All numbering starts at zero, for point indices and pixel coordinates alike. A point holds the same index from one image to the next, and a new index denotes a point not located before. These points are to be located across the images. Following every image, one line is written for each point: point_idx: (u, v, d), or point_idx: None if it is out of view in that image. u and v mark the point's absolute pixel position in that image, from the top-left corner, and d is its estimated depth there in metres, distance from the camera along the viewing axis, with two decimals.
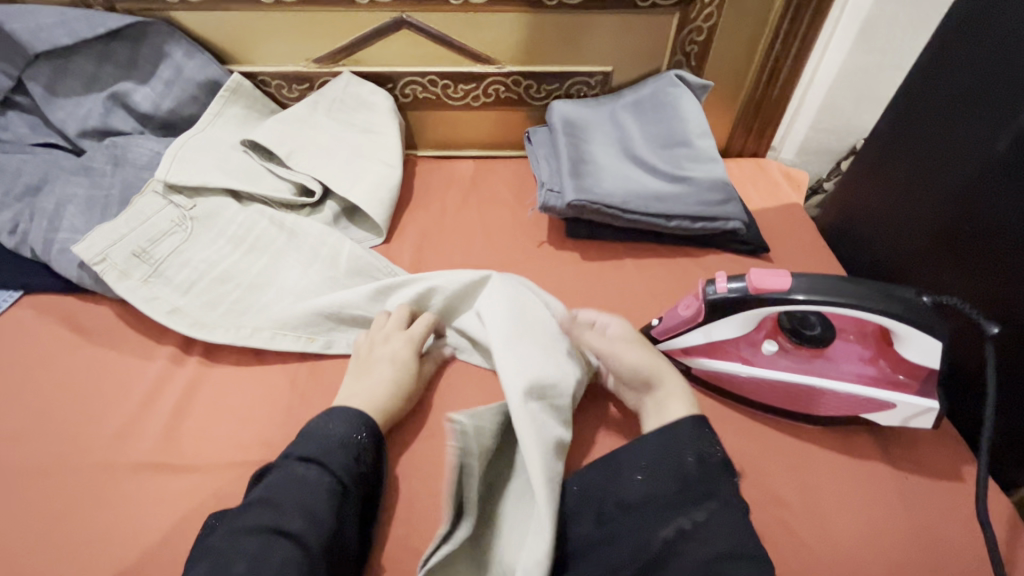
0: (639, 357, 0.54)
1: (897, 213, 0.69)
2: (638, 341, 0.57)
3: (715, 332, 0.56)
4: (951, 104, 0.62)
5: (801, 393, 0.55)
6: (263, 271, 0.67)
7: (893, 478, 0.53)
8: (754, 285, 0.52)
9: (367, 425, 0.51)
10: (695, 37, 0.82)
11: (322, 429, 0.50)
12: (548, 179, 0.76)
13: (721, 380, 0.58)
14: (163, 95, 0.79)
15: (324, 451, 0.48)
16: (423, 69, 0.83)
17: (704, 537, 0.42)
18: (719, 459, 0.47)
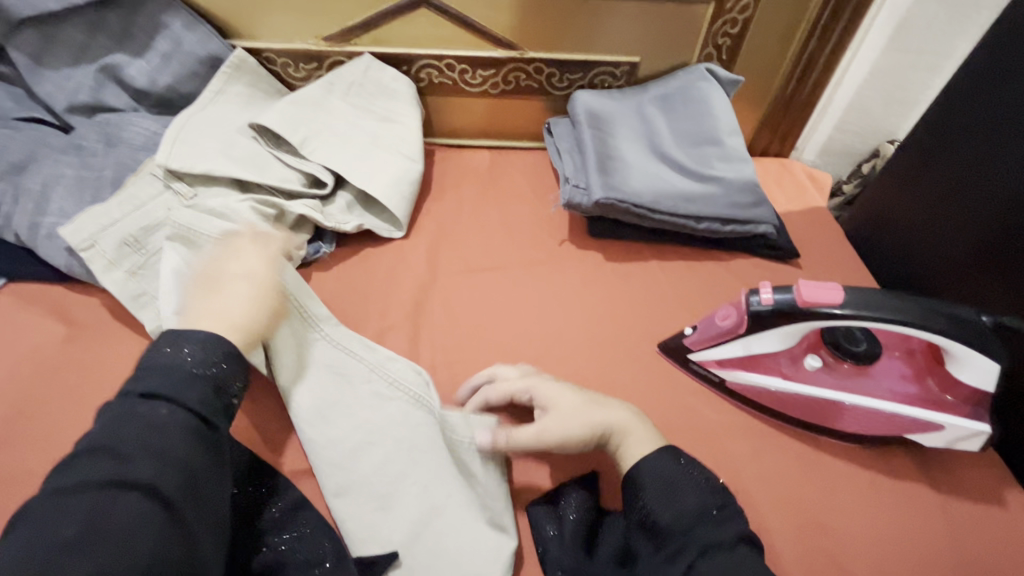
0: (592, 414, 0.49)
1: (934, 222, 0.67)
2: (586, 396, 0.51)
3: (755, 345, 0.54)
4: (1000, 112, 0.60)
5: (844, 411, 0.53)
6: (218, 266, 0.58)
7: (936, 504, 0.51)
8: (803, 298, 0.49)
9: (224, 353, 0.44)
10: (729, 29, 0.78)
11: (163, 359, 0.43)
12: (572, 174, 0.72)
13: (759, 395, 0.55)
14: (160, 70, 0.74)
15: (178, 389, 0.41)
16: (440, 52, 0.78)
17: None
18: (695, 500, 0.44)
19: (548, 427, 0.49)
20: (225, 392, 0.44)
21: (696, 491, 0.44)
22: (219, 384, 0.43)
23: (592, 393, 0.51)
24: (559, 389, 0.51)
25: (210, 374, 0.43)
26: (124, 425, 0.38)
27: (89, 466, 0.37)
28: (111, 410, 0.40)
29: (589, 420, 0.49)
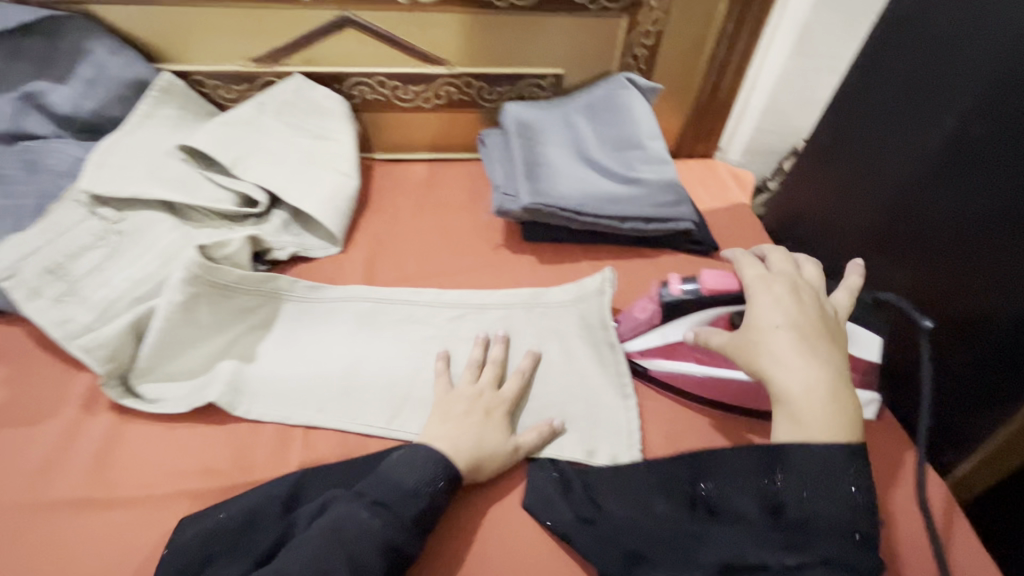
0: (802, 349, 0.46)
1: (837, 212, 0.73)
2: (817, 331, 0.47)
3: (671, 332, 0.60)
4: (883, 109, 0.65)
5: (752, 388, 0.57)
6: (181, 293, 0.56)
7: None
8: (707, 286, 0.55)
9: (443, 471, 0.49)
10: (643, 40, 0.82)
11: (396, 473, 0.48)
12: (503, 183, 0.75)
13: (679, 380, 0.60)
14: (85, 95, 0.73)
15: (396, 502, 0.46)
16: (371, 70, 0.80)
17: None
18: (841, 512, 0.41)
19: (767, 336, 0.47)
20: (434, 502, 0.48)
21: (845, 495, 0.42)
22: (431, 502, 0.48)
23: (832, 339, 0.48)
24: (802, 316, 0.48)
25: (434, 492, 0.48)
26: (340, 537, 0.43)
27: (308, 535, 0.44)
28: (338, 511, 0.45)
29: (805, 352, 0.46)
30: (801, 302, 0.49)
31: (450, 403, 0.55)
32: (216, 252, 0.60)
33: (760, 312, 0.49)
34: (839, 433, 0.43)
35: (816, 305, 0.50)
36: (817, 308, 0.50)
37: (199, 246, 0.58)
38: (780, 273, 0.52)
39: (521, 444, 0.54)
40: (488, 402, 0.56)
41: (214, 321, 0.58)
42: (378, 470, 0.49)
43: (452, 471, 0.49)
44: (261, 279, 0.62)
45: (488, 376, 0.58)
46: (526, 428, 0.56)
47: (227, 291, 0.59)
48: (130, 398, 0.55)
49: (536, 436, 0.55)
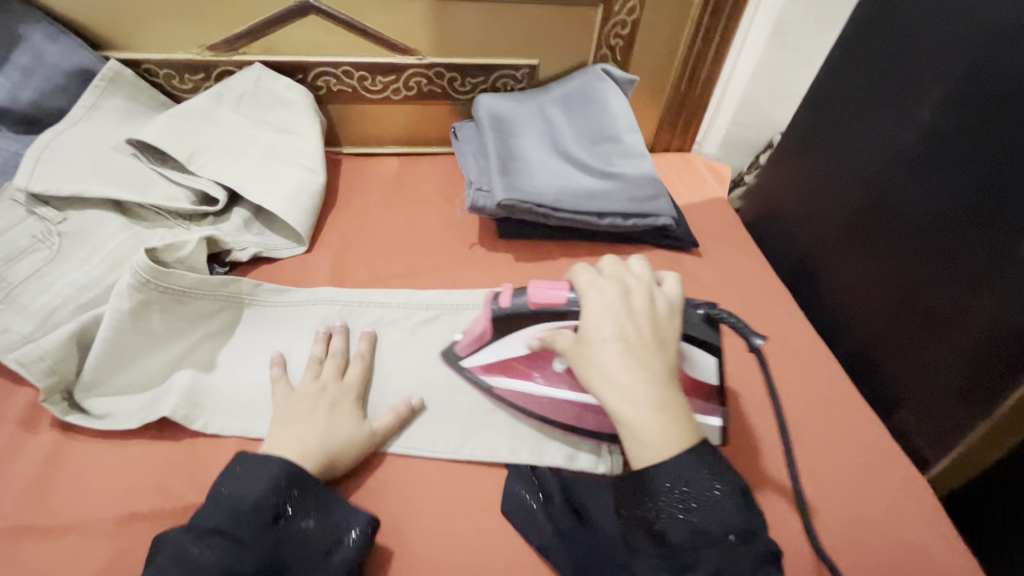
0: (633, 362, 0.44)
1: (814, 206, 0.72)
2: (652, 343, 0.46)
3: (506, 348, 0.56)
4: (858, 102, 0.65)
5: (586, 406, 0.54)
6: (128, 301, 0.51)
7: (811, 467, 0.57)
8: (533, 300, 0.53)
9: (280, 480, 0.45)
10: (619, 30, 0.80)
11: (227, 492, 0.44)
12: (477, 177, 0.72)
13: (519, 400, 0.55)
14: (21, 85, 0.67)
15: (232, 520, 0.43)
16: (334, 59, 0.76)
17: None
18: (718, 522, 0.40)
19: (596, 352, 0.45)
20: (291, 520, 0.44)
21: (710, 517, 0.40)
22: (300, 528, 0.44)
23: (667, 348, 0.46)
24: (636, 325, 0.46)
25: (265, 506, 0.43)
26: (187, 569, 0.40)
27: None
28: (171, 545, 0.42)
29: (631, 367, 0.44)
30: (637, 309, 0.47)
31: (291, 404, 0.52)
32: (169, 256, 0.55)
33: (591, 327, 0.46)
34: (670, 442, 0.42)
35: (653, 310, 0.47)
36: (653, 314, 0.47)
37: (149, 248, 0.53)
38: (618, 279, 0.49)
39: (378, 428, 0.52)
40: (337, 398, 0.53)
41: (168, 328, 0.55)
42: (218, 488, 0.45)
43: (278, 482, 0.44)
44: (222, 283, 0.58)
45: (328, 367, 0.55)
46: (383, 410, 0.55)
47: (185, 297, 0.55)
48: (76, 414, 0.51)
49: (393, 417, 0.53)
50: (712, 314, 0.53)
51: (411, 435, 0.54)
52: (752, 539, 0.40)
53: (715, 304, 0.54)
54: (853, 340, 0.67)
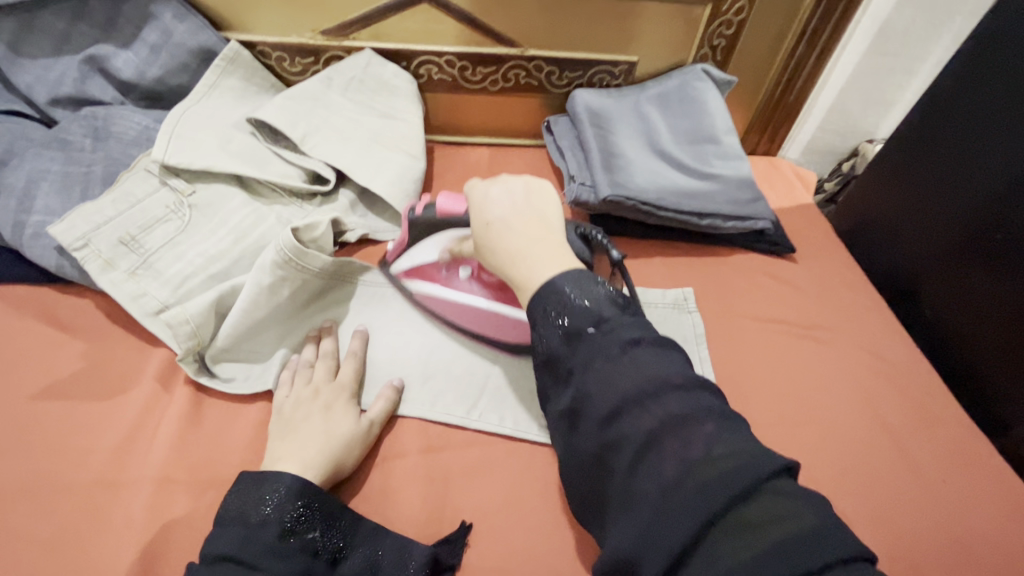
0: (508, 231, 0.49)
1: (920, 218, 0.70)
2: (534, 216, 0.50)
3: (421, 254, 0.60)
4: (984, 114, 0.62)
5: (485, 316, 0.58)
6: (265, 274, 0.54)
7: (921, 479, 0.57)
8: (439, 205, 0.57)
9: (294, 492, 0.43)
10: (723, 30, 0.80)
11: (243, 511, 0.42)
12: (577, 172, 0.74)
13: (429, 302, 0.61)
14: (148, 62, 0.70)
15: (244, 542, 0.41)
16: (440, 48, 0.78)
17: (628, 414, 0.38)
18: (590, 318, 0.42)
19: (484, 233, 0.50)
20: (302, 534, 0.42)
21: (585, 311, 0.42)
22: (307, 542, 0.42)
23: (545, 217, 0.50)
24: (514, 201, 0.51)
25: (288, 519, 0.42)
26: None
27: None
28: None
29: (510, 234, 0.48)
30: (514, 189, 0.51)
31: (293, 415, 0.50)
32: (306, 235, 0.58)
33: (477, 210, 0.51)
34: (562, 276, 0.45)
35: (528, 191, 0.52)
36: (533, 196, 0.51)
37: (295, 228, 0.56)
38: (499, 177, 0.54)
39: (375, 419, 0.52)
40: (327, 395, 0.52)
41: (293, 301, 0.57)
42: (218, 516, 0.43)
43: (295, 489, 0.44)
44: (342, 263, 0.61)
45: (319, 371, 0.54)
46: (374, 399, 0.55)
47: (312, 275, 0.58)
48: (207, 377, 0.54)
49: (385, 403, 0.53)
50: (585, 232, 0.55)
51: (519, 418, 0.54)
52: (612, 329, 0.41)
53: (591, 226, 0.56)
54: (964, 358, 0.66)
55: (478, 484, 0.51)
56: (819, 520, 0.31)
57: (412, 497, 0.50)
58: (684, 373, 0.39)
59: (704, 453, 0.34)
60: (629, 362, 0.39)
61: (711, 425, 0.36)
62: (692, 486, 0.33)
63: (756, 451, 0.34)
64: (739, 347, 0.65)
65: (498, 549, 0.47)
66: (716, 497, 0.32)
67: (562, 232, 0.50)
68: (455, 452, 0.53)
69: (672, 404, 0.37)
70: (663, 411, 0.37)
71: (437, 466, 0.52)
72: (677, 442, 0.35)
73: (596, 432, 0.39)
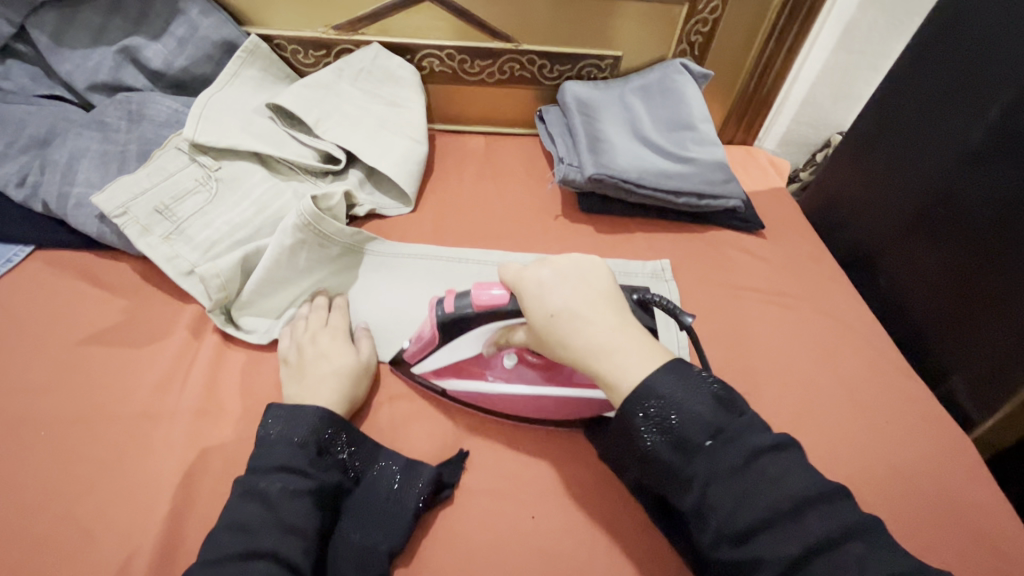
0: (581, 326, 0.46)
1: (877, 198, 0.78)
2: (597, 299, 0.48)
3: (458, 353, 0.56)
4: (929, 102, 0.70)
5: (539, 401, 0.57)
6: (286, 236, 0.61)
7: (869, 422, 0.64)
8: (478, 303, 0.51)
9: (327, 419, 0.50)
10: (700, 27, 0.87)
11: (284, 435, 0.49)
12: (566, 155, 0.81)
13: (475, 400, 0.58)
14: (176, 52, 0.77)
15: (292, 457, 0.47)
16: (442, 43, 0.85)
17: (768, 537, 0.39)
18: (705, 426, 0.42)
19: (554, 328, 0.47)
20: (334, 453, 0.50)
21: (704, 419, 0.42)
22: (339, 460, 0.50)
23: (609, 300, 0.48)
24: (571, 287, 0.48)
25: (326, 440, 0.50)
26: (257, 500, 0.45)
27: (232, 516, 0.44)
28: (240, 485, 0.46)
29: (585, 329, 0.46)
30: (564, 273, 0.49)
31: (301, 362, 0.56)
32: (325, 204, 0.67)
33: (534, 305, 0.48)
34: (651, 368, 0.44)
35: (580, 274, 0.49)
36: (587, 278, 0.49)
37: (313, 196, 0.64)
38: (540, 260, 0.51)
39: (367, 355, 0.59)
40: (324, 340, 0.58)
41: (310, 264, 0.64)
42: (261, 440, 0.49)
43: (329, 416, 0.51)
44: (353, 234, 0.67)
45: (314, 320, 0.60)
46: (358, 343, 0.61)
47: (327, 241, 0.65)
48: (233, 327, 0.61)
49: (369, 342, 0.60)
50: (643, 298, 0.53)
51: None
52: (734, 440, 0.42)
53: (646, 288, 0.54)
54: (913, 322, 0.73)
55: (474, 421, 0.57)
56: None
57: (417, 431, 0.56)
58: (811, 480, 0.41)
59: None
60: (757, 475, 0.40)
61: (856, 541, 0.38)
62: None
63: (891, 559, 0.38)
64: (710, 312, 0.73)
65: (493, 474, 0.54)
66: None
67: (628, 310, 0.49)
68: (455, 396, 0.59)
69: (813, 523, 0.39)
70: (806, 534, 0.39)
71: (438, 406, 0.58)
72: (828, 565, 0.38)
73: (727, 550, 0.40)
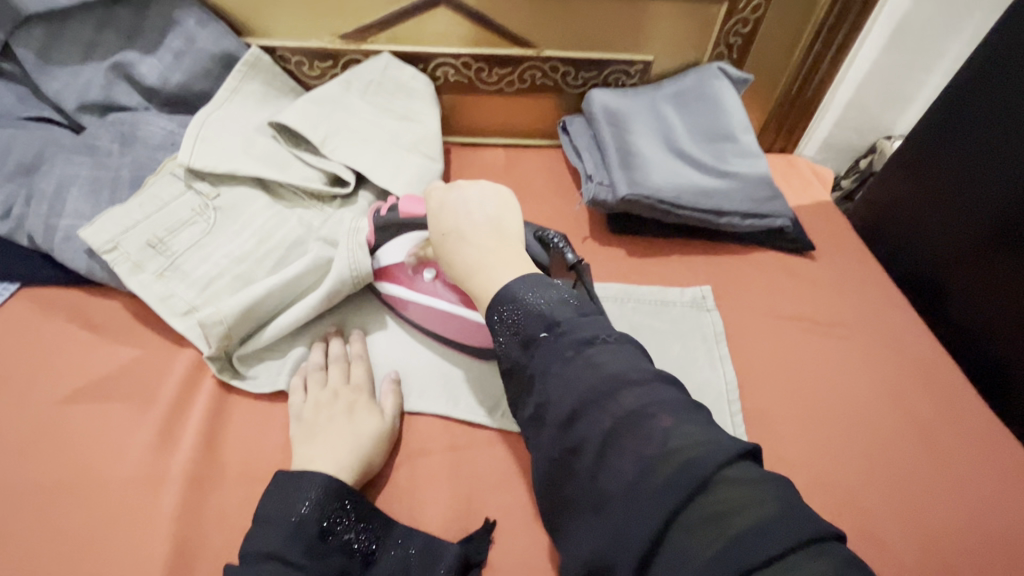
0: (464, 243, 0.49)
1: (942, 213, 0.70)
2: (488, 224, 0.50)
3: (386, 256, 0.59)
4: (1006, 107, 0.62)
5: (450, 319, 0.57)
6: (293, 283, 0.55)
7: (949, 479, 0.56)
8: (404, 208, 0.57)
9: (328, 494, 0.44)
10: (740, 28, 0.80)
11: (279, 514, 0.43)
12: (595, 171, 0.74)
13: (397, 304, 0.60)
14: (172, 68, 0.71)
15: (287, 544, 0.41)
16: (458, 51, 0.78)
17: (586, 418, 0.38)
18: (543, 320, 0.43)
19: (441, 242, 0.51)
20: (338, 534, 0.43)
21: (538, 312, 0.43)
22: (344, 541, 0.43)
23: (502, 226, 0.50)
24: (471, 209, 0.51)
25: (328, 518, 0.43)
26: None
27: None
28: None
29: (462, 242, 0.49)
30: (470, 196, 0.52)
31: (314, 421, 0.50)
32: None
33: (434, 218, 0.52)
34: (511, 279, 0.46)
35: (486, 199, 0.52)
36: (490, 204, 0.52)
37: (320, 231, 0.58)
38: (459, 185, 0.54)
39: (389, 414, 0.53)
40: (344, 398, 0.52)
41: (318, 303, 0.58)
42: (256, 521, 0.43)
43: (332, 490, 0.44)
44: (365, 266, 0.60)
45: (332, 372, 0.54)
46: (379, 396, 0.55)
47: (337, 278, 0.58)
48: (234, 376, 0.55)
49: (394, 398, 0.54)
50: (542, 235, 0.54)
51: None
52: (570, 332, 0.42)
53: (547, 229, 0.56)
54: (991, 354, 0.65)
55: (500, 481, 0.51)
56: (780, 504, 0.31)
57: (437, 494, 0.50)
58: (645, 371, 0.39)
59: (663, 447, 0.34)
60: (584, 362, 0.40)
61: (667, 417, 0.36)
62: (654, 479, 0.33)
63: (710, 442, 0.34)
64: (759, 346, 0.65)
65: (523, 547, 0.47)
66: (680, 489, 0.32)
67: (517, 237, 0.50)
68: (477, 451, 0.53)
69: (627, 399, 0.37)
70: (616, 410, 0.37)
71: (460, 464, 0.52)
72: (636, 438, 0.35)
73: (558, 436, 0.39)
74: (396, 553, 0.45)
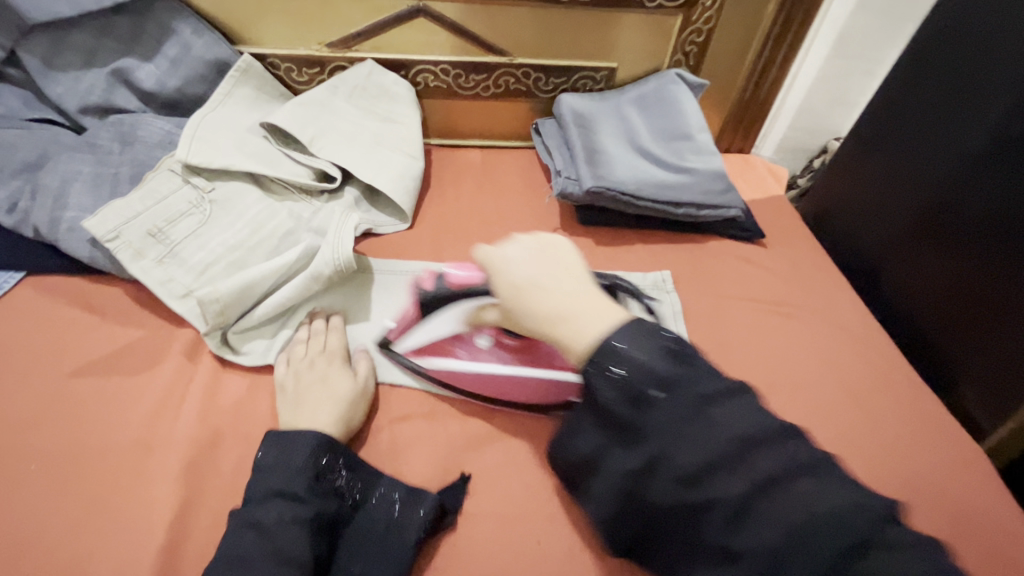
0: (541, 292, 0.47)
1: (877, 205, 0.77)
2: (560, 271, 0.49)
3: (435, 329, 0.61)
4: (927, 109, 0.70)
5: (507, 381, 0.59)
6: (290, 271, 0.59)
7: (877, 434, 0.62)
8: (452, 279, 0.59)
9: (323, 445, 0.49)
10: (695, 37, 0.87)
11: (278, 461, 0.48)
12: (564, 168, 0.80)
13: (445, 377, 0.60)
14: (169, 73, 0.77)
15: (288, 484, 0.46)
16: (436, 58, 0.85)
17: (718, 478, 0.35)
18: (653, 371, 0.39)
19: (514, 295, 0.48)
20: (331, 478, 0.48)
21: (646, 365, 0.39)
22: (335, 485, 0.48)
23: (573, 271, 0.50)
24: (535, 260, 0.50)
25: (324, 466, 0.49)
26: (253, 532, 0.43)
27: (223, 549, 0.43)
28: (234, 517, 0.45)
29: (542, 292, 0.47)
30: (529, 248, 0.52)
31: (298, 388, 0.55)
32: None
33: (497, 274, 0.50)
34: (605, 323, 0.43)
35: (546, 249, 0.52)
36: (552, 252, 0.51)
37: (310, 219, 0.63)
38: (511, 242, 0.53)
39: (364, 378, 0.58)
40: (322, 365, 0.57)
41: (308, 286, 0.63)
42: (257, 469, 0.48)
43: (326, 441, 0.49)
44: None
45: (314, 344, 0.59)
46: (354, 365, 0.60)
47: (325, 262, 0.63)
48: (230, 352, 0.60)
49: (367, 365, 0.59)
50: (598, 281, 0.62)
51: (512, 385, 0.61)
52: (681, 386, 0.38)
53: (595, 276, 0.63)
54: (917, 330, 0.72)
55: (476, 441, 0.56)
56: (919, 540, 0.32)
57: (418, 453, 0.55)
58: (766, 419, 0.37)
59: (811, 509, 0.33)
60: (708, 421, 0.37)
61: (807, 478, 0.34)
62: (810, 539, 0.32)
63: (864, 496, 0.33)
64: (714, 323, 0.72)
65: (496, 496, 0.53)
66: (842, 541, 0.32)
67: (590, 280, 0.50)
68: (456, 416, 0.58)
69: (766, 463, 0.35)
70: (754, 472, 0.35)
71: (440, 427, 0.57)
72: (783, 501, 0.34)
73: (678, 492, 0.36)
74: (386, 496, 0.50)
